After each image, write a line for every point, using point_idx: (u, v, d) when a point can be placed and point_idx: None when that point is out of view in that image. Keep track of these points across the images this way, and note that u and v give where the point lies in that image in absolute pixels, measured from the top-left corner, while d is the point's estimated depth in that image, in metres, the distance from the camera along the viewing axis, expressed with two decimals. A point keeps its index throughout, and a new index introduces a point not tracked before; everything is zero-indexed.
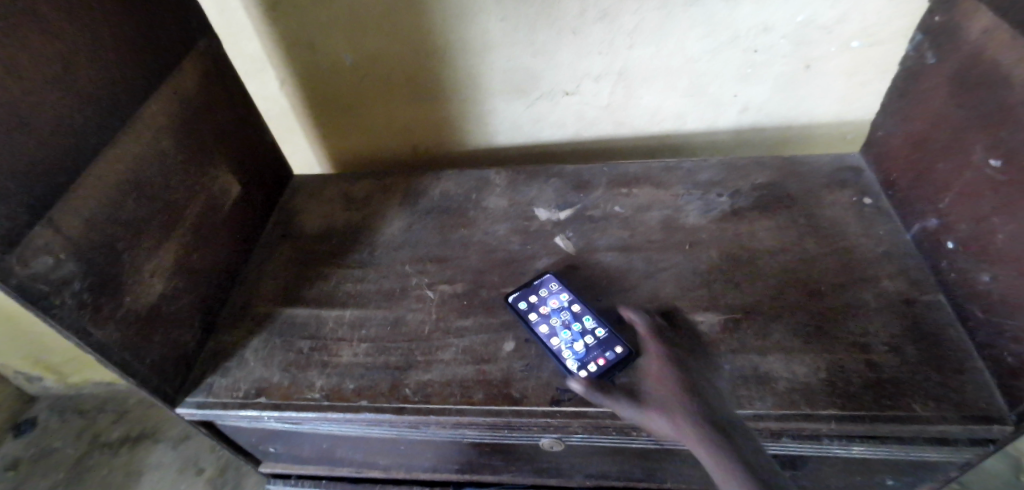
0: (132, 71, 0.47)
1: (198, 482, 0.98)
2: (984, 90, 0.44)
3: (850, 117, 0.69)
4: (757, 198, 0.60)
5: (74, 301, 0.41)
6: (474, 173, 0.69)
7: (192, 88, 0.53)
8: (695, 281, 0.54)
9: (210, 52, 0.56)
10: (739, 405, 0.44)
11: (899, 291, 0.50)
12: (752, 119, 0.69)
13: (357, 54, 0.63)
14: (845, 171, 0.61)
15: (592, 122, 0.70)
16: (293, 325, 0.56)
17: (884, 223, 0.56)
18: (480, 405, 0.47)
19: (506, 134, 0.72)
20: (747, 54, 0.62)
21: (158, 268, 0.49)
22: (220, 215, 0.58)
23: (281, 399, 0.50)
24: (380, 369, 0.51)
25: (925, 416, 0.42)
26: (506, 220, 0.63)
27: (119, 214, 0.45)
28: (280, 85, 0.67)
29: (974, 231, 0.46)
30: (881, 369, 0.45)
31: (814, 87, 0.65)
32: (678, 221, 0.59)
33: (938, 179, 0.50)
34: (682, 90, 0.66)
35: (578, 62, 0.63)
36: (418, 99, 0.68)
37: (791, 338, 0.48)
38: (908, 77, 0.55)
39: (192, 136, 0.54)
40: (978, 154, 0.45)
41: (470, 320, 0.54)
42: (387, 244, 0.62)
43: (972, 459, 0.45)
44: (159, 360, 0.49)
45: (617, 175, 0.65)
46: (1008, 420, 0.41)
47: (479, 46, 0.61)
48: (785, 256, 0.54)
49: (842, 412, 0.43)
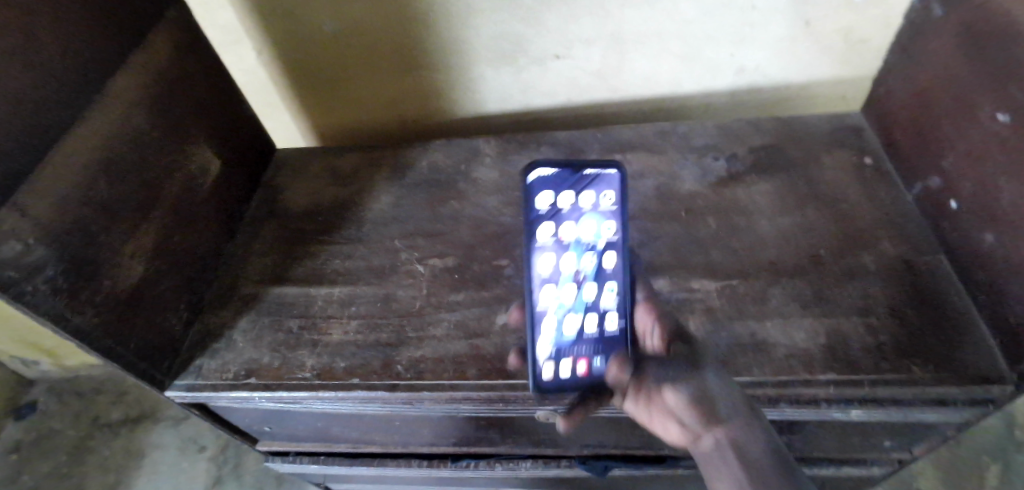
0: (98, 42, 0.44)
1: (200, 460, 0.99)
2: (994, 42, 0.42)
3: (849, 76, 0.66)
4: (755, 161, 0.58)
5: (47, 287, 0.39)
6: (464, 143, 0.66)
7: (163, 60, 0.51)
8: (692, 249, 0.52)
9: (180, 21, 0.53)
10: (736, 372, 0.44)
11: (900, 254, 0.49)
12: (749, 81, 0.67)
13: (336, 23, 0.60)
14: (845, 131, 0.59)
15: (584, 87, 0.67)
16: (282, 304, 0.54)
17: (886, 184, 0.54)
18: (473, 380, 0.47)
19: (495, 103, 0.69)
20: (745, 13, 0.59)
21: (137, 250, 0.47)
22: (200, 194, 0.56)
23: (272, 380, 0.49)
24: (371, 347, 0.50)
25: (924, 380, 0.41)
26: (497, 191, 0.61)
27: (92, 196, 0.43)
28: (257, 56, 0.64)
29: (978, 191, 0.45)
30: (881, 333, 0.44)
31: (815, 44, 0.62)
32: (674, 188, 0.57)
33: (943, 138, 0.48)
34: (676, 52, 0.63)
35: (567, 24, 0.60)
36: (403, 68, 0.65)
37: (789, 304, 0.47)
38: (913, 32, 0.53)
39: (166, 111, 0.51)
40: (984, 110, 0.43)
41: (462, 295, 0.53)
42: (375, 219, 0.60)
43: (969, 420, 0.45)
44: (143, 345, 0.48)
45: (610, 141, 0.63)
46: (1008, 382, 0.41)
47: (463, 9, 0.58)
48: (783, 222, 0.53)
49: (839, 378, 0.42)
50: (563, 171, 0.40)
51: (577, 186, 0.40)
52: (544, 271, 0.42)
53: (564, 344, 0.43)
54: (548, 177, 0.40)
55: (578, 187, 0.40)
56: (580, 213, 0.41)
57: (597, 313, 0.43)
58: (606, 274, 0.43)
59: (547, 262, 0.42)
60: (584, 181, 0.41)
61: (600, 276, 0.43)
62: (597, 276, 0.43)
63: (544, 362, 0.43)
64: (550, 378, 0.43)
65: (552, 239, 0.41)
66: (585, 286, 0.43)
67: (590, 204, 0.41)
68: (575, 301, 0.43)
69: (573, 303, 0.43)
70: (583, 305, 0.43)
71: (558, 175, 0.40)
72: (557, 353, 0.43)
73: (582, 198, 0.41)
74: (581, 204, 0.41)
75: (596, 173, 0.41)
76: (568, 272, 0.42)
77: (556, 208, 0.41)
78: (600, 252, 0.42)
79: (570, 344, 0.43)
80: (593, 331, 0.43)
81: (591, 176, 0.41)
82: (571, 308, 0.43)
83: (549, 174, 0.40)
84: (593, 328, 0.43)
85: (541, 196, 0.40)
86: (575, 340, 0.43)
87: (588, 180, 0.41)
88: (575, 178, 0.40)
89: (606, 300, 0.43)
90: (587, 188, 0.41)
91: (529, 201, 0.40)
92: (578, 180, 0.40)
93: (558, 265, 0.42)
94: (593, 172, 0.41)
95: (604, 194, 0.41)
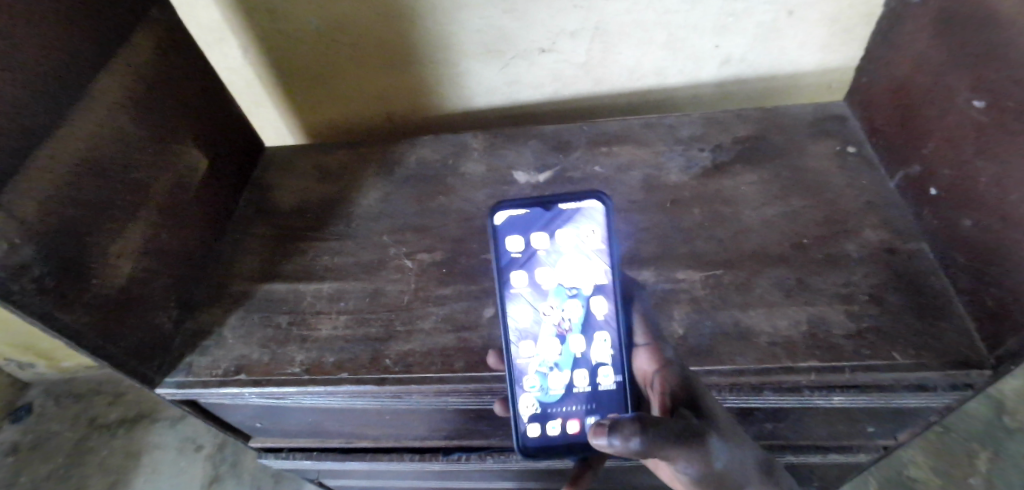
0: (83, 43, 0.44)
1: (198, 459, 0.99)
2: (970, 30, 0.43)
3: (834, 66, 0.67)
4: (740, 151, 0.59)
5: (34, 286, 0.40)
6: (451, 137, 0.66)
7: (147, 59, 0.51)
8: (677, 239, 0.53)
9: (165, 20, 0.53)
10: (720, 361, 0.44)
11: (882, 241, 0.49)
12: (734, 72, 0.67)
13: (322, 20, 0.60)
14: (829, 120, 0.60)
15: (571, 80, 0.68)
16: (271, 301, 0.55)
17: (869, 172, 0.55)
18: (460, 372, 0.47)
19: (483, 97, 0.69)
20: (728, 3, 0.59)
21: (125, 249, 0.48)
22: (188, 192, 0.56)
23: (261, 376, 0.49)
24: (360, 341, 0.51)
25: (904, 364, 0.42)
26: (484, 185, 0.61)
27: (77, 195, 0.43)
28: (243, 53, 0.64)
29: (957, 177, 0.45)
30: (862, 319, 0.45)
31: (799, 34, 0.63)
32: (660, 179, 0.58)
33: (923, 125, 0.49)
34: (661, 43, 0.63)
35: (552, 18, 0.60)
36: (390, 63, 0.65)
37: (773, 292, 0.48)
38: (893, 20, 0.53)
39: (151, 110, 0.51)
40: (960, 97, 0.44)
41: (450, 288, 0.53)
42: (364, 215, 0.61)
43: (951, 404, 0.46)
44: (133, 343, 0.48)
45: (597, 133, 0.63)
46: (987, 366, 0.41)
47: (448, 4, 0.58)
48: (767, 211, 0.53)
49: (821, 364, 0.43)
50: (531, 211, 0.43)
51: (551, 226, 0.43)
52: (524, 316, 0.44)
53: (552, 402, 0.44)
54: (517, 218, 0.43)
55: (553, 226, 0.43)
56: (559, 255, 0.43)
57: (588, 367, 0.44)
58: (596, 321, 0.44)
59: (527, 305, 0.44)
60: (559, 217, 0.43)
61: (589, 325, 0.44)
62: (586, 324, 0.44)
63: (530, 421, 0.44)
64: (537, 437, 0.44)
65: (531, 283, 0.44)
66: (571, 336, 0.44)
67: (569, 244, 0.43)
68: (563, 355, 0.44)
69: (560, 357, 0.44)
70: (571, 358, 0.44)
71: (528, 216, 0.43)
72: (545, 411, 0.44)
73: (560, 239, 0.43)
74: (558, 245, 0.43)
75: (574, 206, 0.42)
76: (550, 317, 0.44)
77: (532, 251, 0.44)
78: (587, 296, 0.43)
79: (558, 402, 0.44)
80: (584, 386, 0.44)
81: (569, 209, 0.43)
82: (559, 363, 0.44)
83: (518, 215, 0.43)
84: (584, 382, 0.44)
85: (511, 239, 0.43)
86: (563, 397, 0.44)
87: (568, 216, 0.43)
88: (550, 216, 0.43)
89: (597, 352, 0.44)
90: (565, 225, 0.43)
91: (502, 243, 0.44)
92: (553, 216, 0.43)
93: (540, 311, 0.44)
94: (570, 206, 0.43)
95: (587, 228, 0.43)
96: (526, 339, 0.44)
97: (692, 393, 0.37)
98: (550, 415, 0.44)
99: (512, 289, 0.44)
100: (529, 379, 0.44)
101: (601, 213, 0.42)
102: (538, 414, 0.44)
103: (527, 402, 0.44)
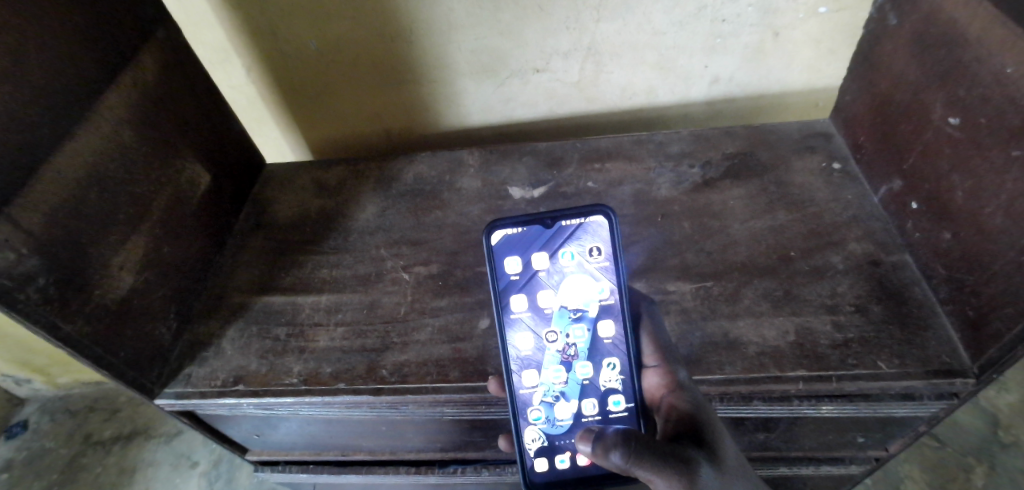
0: (93, 63, 0.46)
1: (193, 476, 0.98)
2: (946, 49, 0.45)
3: (819, 86, 0.69)
4: (728, 167, 0.60)
5: (39, 296, 0.41)
6: (448, 154, 0.68)
7: (153, 78, 0.52)
8: (668, 253, 0.54)
9: (172, 41, 0.55)
10: (709, 369, 0.45)
11: (865, 253, 0.51)
12: (724, 91, 0.69)
13: (322, 40, 0.62)
14: (815, 137, 0.62)
15: (564, 99, 0.70)
16: (270, 313, 0.56)
17: (852, 187, 0.56)
18: (455, 382, 0.48)
19: (479, 116, 0.71)
20: (715, 25, 0.61)
21: (127, 261, 0.49)
22: (188, 206, 0.57)
23: (258, 387, 0.50)
24: (356, 352, 0.51)
25: (888, 373, 0.43)
26: (480, 200, 0.63)
27: (83, 207, 0.45)
28: (245, 73, 0.66)
29: (935, 191, 0.47)
30: (848, 329, 0.46)
31: (784, 54, 0.65)
32: (651, 194, 0.59)
33: (903, 141, 0.51)
34: (652, 64, 0.65)
35: (546, 39, 0.62)
36: (389, 81, 0.67)
37: (760, 303, 0.49)
38: (872, 41, 0.55)
39: (155, 127, 0.53)
40: (936, 113, 0.46)
41: (445, 300, 0.54)
42: (362, 229, 0.62)
43: (936, 413, 0.46)
44: (132, 354, 0.49)
45: (589, 150, 0.65)
46: (970, 374, 0.42)
47: (445, 26, 0.61)
48: (755, 225, 0.55)
49: (809, 373, 0.44)
50: (529, 229, 0.44)
51: (552, 244, 0.44)
52: (527, 343, 0.45)
53: (559, 434, 0.45)
54: (515, 237, 0.44)
55: (554, 244, 0.44)
56: (561, 275, 0.45)
57: (597, 395, 0.45)
58: (604, 345, 0.45)
59: (530, 330, 0.45)
60: (561, 235, 0.44)
61: (596, 350, 0.45)
62: (593, 349, 0.45)
63: (538, 455, 0.45)
64: (544, 471, 0.44)
65: (533, 307, 0.45)
66: (577, 363, 0.45)
67: (572, 263, 0.45)
68: (569, 383, 0.45)
69: (567, 385, 0.45)
70: (578, 386, 0.45)
71: (526, 235, 0.44)
72: (552, 444, 0.45)
73: (561, 258, 0.45)
74: (560, 264, 0.45)
75: (577, 222, 0.44)
76: (555, 342, 0.45)
77: (532, 272, 0.45)
78: (593, 318, 0.45)
79: (565, 434, 0.45)
80: (593, 415, 0.45)
81: (571, 225, 0.44)
82: (565, 392, 0.45)
83: (515, 234, 0.44)
84: (592, 411, 0.45)
85: (510, 260, 0.44)
86: (570, 428, 0.45)
87: (570, 233, 0.44)
88: (550, 233, 0.44)
89: (606, 377, 0.45)
90: (567, 242, 0.44)
91: (501, 264, 0.45)
92: (554, 233, 0.44)
93: (543, 336, 0.45)
94: (573, 222, 0.44)
95: (591, 245, 0.44)
96: (530, 366, 0.45)
97: (700, 422, 0.37)
98: (558, 449, 0.45)
99: (512, 313, 0.45)
100: (534, 410, 0.45)
101: (605, 228, 0.44)
102: (545, 447, 0.45)
103: (533, 435, 0.45)
